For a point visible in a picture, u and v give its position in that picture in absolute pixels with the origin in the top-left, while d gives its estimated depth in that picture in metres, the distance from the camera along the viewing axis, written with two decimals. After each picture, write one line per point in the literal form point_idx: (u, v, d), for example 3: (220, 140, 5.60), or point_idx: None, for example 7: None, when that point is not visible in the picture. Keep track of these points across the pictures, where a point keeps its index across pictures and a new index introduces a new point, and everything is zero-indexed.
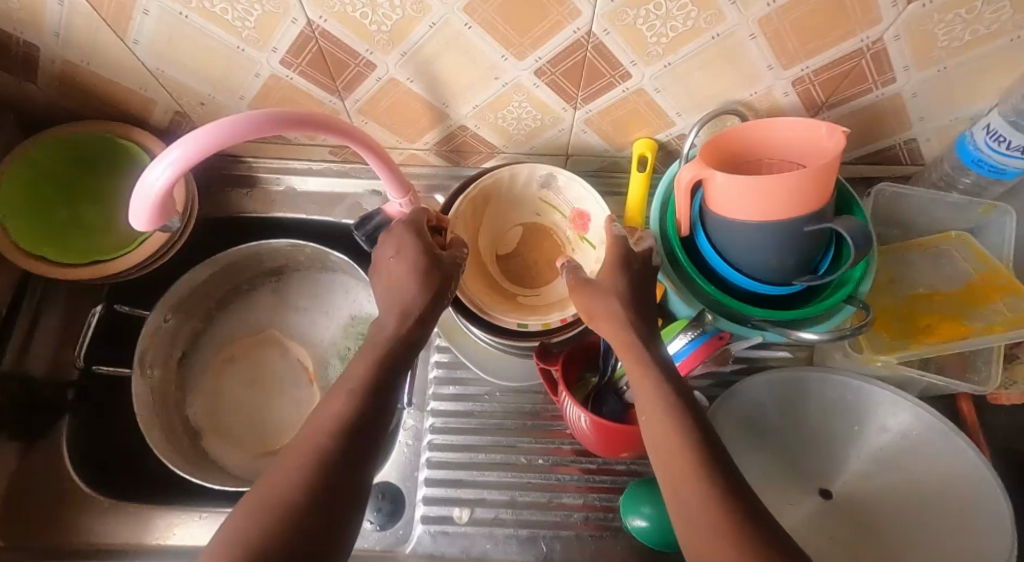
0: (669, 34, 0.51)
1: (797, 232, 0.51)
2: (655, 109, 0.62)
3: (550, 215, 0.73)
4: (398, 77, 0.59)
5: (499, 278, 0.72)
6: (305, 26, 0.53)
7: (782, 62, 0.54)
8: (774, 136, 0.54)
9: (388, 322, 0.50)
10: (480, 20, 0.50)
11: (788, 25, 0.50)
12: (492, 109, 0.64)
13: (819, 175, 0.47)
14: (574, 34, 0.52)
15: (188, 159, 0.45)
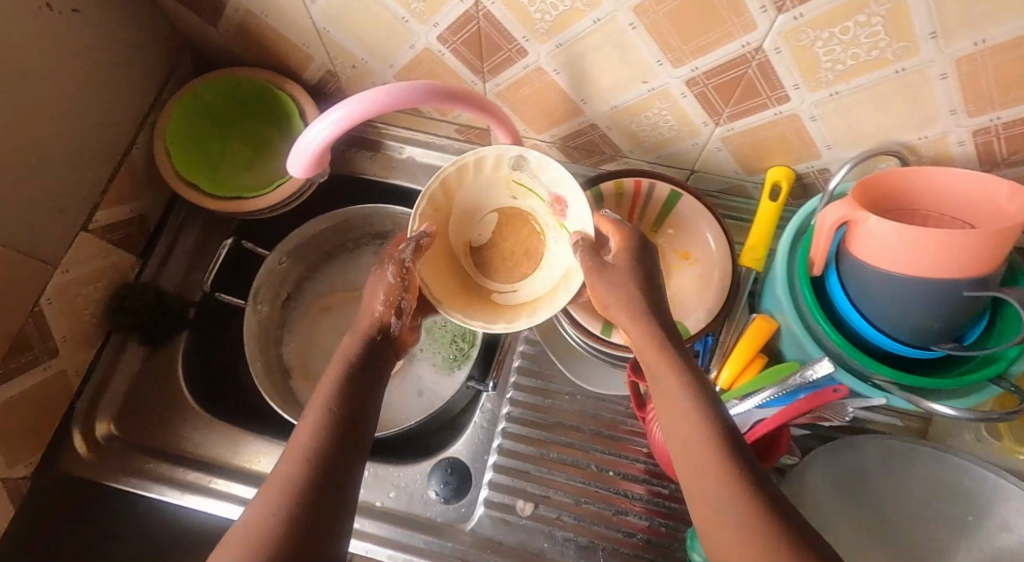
0: (847, 61, 0.48)
1: (957, 296, 0.47)
2: (803, 137, 0.59)
3: (527, 199, 0.66)
4: (546, 68, 0.60)
5: (469, 271, 0.67)
6: (471, 5, 0.54)
7: (968, 108, 0.49)
8: (939, 185, 0.50)
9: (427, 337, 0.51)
10: (648, 23, 0.50)
11: (992, 69, 0.44)
12: (630, 113, 0.64)
13: (1004, 237, 0.43)
14: (741, 48, 0.50)
15: (346, 122, 0.50)
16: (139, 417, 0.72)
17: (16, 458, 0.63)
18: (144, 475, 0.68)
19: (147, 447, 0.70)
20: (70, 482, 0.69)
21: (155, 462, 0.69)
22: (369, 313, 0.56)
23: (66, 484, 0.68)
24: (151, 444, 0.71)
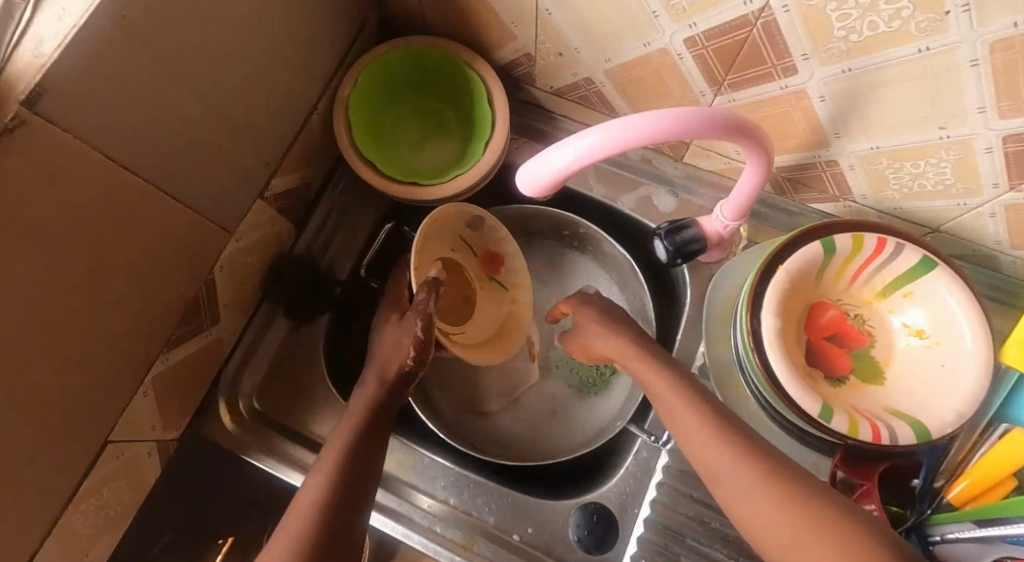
0: (862, 31, 0.40)
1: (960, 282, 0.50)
2: (843, 182, 0.57)
3: (467, 255, 0.66)
4: (599, 83, 0.60)
5: (448, 326, 0.62)
6: (523, 56, 0.61)
7: (1001, 107, 0.40)
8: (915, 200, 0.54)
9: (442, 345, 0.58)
10: (670, 9, 0.46)
11: None
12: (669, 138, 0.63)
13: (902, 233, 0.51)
14: (744, 6, 0.42)
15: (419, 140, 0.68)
16: (282, 388, 0.65)
17: (170, 421, 0.57)
18: (282, 456, 0.62)
19: (280, 424, 0.64)
20: (213, 448, 0.62)
21: (287, 439, 0.63)
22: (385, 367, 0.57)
23: (209, 447, 0.61)
24: (286, 419, 0.64)
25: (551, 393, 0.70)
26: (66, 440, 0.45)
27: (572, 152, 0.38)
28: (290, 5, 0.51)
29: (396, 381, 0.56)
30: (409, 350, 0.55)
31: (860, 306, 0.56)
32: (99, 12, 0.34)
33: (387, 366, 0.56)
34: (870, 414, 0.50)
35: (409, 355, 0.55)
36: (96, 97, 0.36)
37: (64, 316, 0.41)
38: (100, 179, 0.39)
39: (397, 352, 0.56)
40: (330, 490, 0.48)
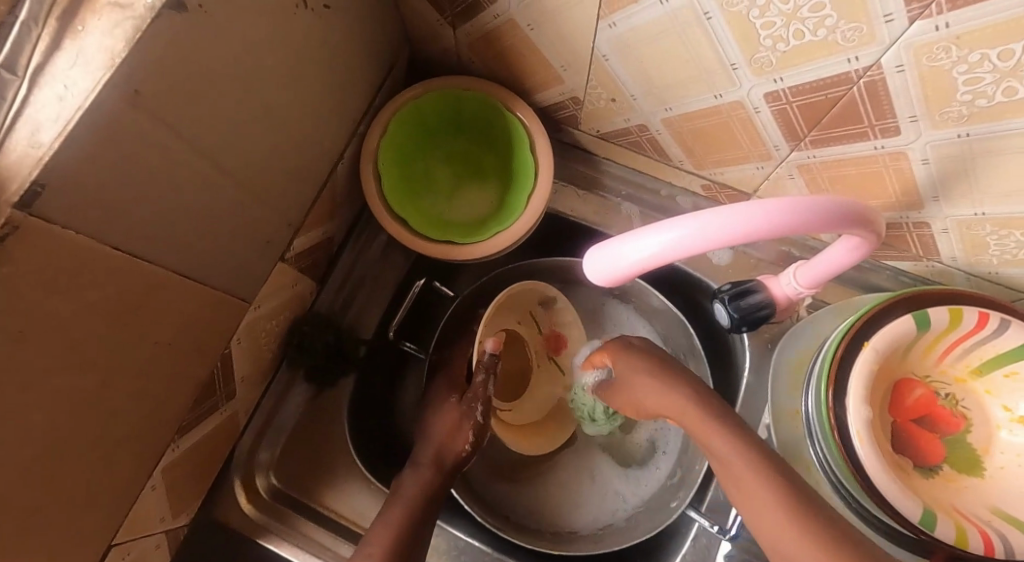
0: (994, 96, 0.34)
1: None
2: (930, 244, 0.51)
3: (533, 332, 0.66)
4: (655, 131, 0.54)
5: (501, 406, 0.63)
6: (570, 99, 0.56)
7: None
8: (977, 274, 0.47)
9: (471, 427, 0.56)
10: (754, 61, 0.40)
11: None
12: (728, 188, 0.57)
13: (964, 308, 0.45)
14: (849, 63, 0.36)
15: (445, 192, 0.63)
16: (303, 460, 0.59)
17: (181, 508, 0.52)
18: (303, 540, 0.56)
19: (301, 503, 0.58)
20: (227, 535, 0.55)
21: (307, 521, 0.57)
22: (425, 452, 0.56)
23: (222, 532, 0.55)
24: (306, 495, 0.59)
25: (596, 466, 0.63)
26: (65, 554, 0.40)
27: (680, 234, 0.33)
28: (319, 52, 0.45)
29: (450, 468, 0.55)
30: (470, 432, 0.56)
31: (951, 385, 0.49)
32: (106, 91, 0.28)
33: (445, 451, 0.55)
34: (974, 517, 0.45)
35: (469, 437, 0.56)
36: (102, 184, 0.31)
37: (65, 428, 0.35)
38: (107, 275, 0.33)
39: (457, 434, 0.56)
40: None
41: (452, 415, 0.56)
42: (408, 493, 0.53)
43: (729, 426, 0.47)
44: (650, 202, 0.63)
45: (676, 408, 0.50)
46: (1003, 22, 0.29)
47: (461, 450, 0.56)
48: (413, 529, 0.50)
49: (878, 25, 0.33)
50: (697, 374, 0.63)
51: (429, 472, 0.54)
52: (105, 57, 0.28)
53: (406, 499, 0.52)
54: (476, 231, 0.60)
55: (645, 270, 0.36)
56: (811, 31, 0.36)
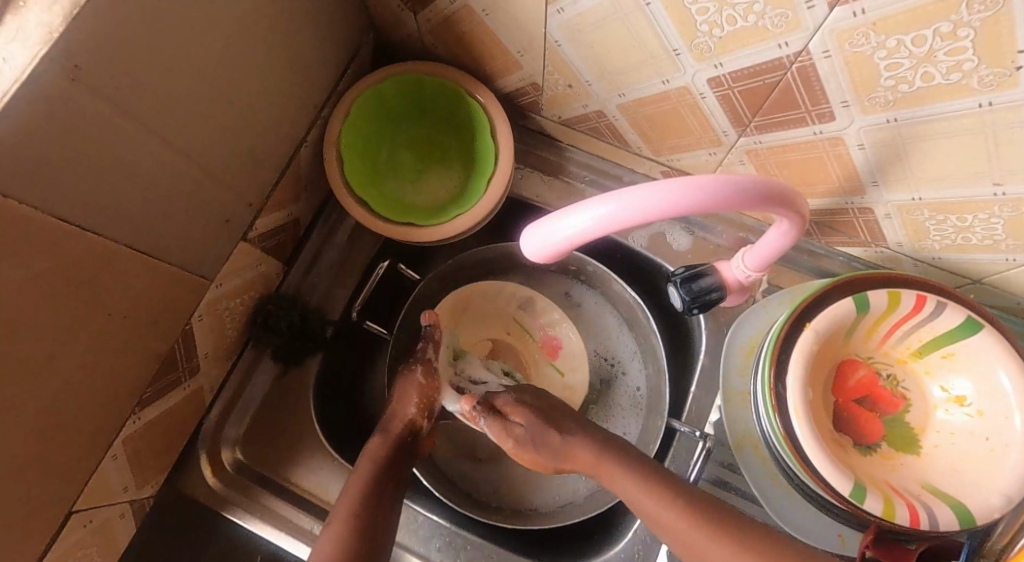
0: (915, 81, 0.35)
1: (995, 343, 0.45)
2: (875, 230, 0.52)
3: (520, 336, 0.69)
4: (611, 116, 0.55)
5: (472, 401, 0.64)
6: (530, 85, 0.57)
7: None
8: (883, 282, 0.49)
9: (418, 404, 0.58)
10: (693, 46, 0.41)
11: None
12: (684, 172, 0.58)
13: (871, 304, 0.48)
14: (780, 49, 0.38)
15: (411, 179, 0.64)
16: (268, 437, 0.61)
17: (146, 479, 0.53)
18: (266, 514, 0.58)
19: (266, 478, 0.59)
20: (193, 507, 0.57)
21: (271, 494, 0.59)
22: (397, 418, 0.57)
23: (188, 504, 0.57)
24: (272, 471, 0.60)
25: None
26: (23, 517, 0.41)
27: (606, 210, 0.34)
28: (274, 34, 0.46)
29: (404, 436, 0.56)
30: (418, 399, 0.58)
31: (893, 365, 0.51)
32: (43, 65, 0.29)
33: (396, 416, 0.57)
34: (904, 491, 0.47)
35: (422, 411, 0.57)
36: (44, 157, 0.32)
37: (17, 394, 0.36)
38: (55, 246, 0.34)
39: (405, 402, 0.58)
40: (348, 535, 0.48)
41: (412, 387, 0.58)
42: (365, 465, 0.53)
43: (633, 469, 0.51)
44: (612, 188, 0.64)
45: (558, 450, 0.55)
46: (911, 7, 0.30)
47: (411, 418, 0.57)
48: (371, 493, 0.51)
49: (801, 11, 0.34)
50: (655, 356, 0.64)
51: (383, 443, 0.55)
52: (43, 32, 0.29)
53: (365, 469, 0.53)
54: (438, 215, 0.61)
55: (581, 245, 0.37)
56: (742, 17, 0.37)
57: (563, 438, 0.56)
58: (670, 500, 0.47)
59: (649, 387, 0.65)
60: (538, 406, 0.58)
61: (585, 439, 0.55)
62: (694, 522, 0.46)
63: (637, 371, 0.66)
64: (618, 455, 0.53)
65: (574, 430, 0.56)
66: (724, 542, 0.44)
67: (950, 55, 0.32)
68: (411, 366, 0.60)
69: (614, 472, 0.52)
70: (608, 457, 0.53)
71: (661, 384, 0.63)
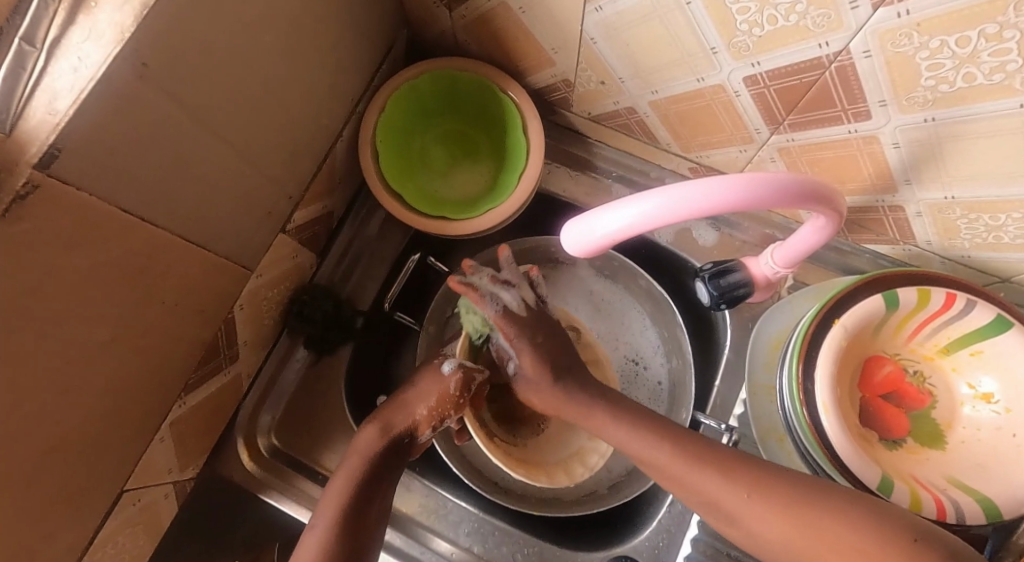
0: (956, 82, 0.35)
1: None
2: (904, 228, 0.52)
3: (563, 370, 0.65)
4: (641, 112, 0.56)
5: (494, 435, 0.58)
6: (562, 81, 0.58)
7: None
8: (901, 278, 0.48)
9: (429, 396, 0.55)
10: (731, 46, 0.42)
11: None
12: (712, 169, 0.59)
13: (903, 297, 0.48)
14: (819, 49, 0.38)
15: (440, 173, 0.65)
16: (301, 423, 0.62)
17: (188, 461, 0.55)
18: (301, 497, 0.59)
19: (300, 463, 0.61)
20: (230, 489, 0.59)
21: (305, 479, 0.60)
22: (406, 415, 0.55)
23: (226, 486, 0.59)
24: (305, 456, 0.62)
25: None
26: (80, 494, 0.43)
27: (634, 210, 0.35)
28: (318, 31, 0.47)
29: (399, 437, 0.54)
30: (431, 405, 0.54)
31: (920, 362, 0.52)
32: (116, 63, 0.31)
33: (400, 415, 0.55)
34: (930, 485, 0.47)
35: (430, 420, 0.54)
36: (112, 151, 0.33)
37: (80, 376, 0.38)
38: (118, 236, 0.36)
39: (420, 404, 0.55)
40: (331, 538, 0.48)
41: (434, 390, 0.55)
42: (355, 460, 0.52)
43: (633, 420, 0.52)
44: (639, 184, 0.64)
45: (560, 406, 0.54)
46: (957, 9, 0.31)
47: (416, 423, 0.54)
48: (357, 498, 0.50)
49: (845, 11, 0.35)
50: (680, 350, 0.65)
51: (379, 437, 0.53)
52: (116, 32, 0.31)
53: (353, 467, 0.52)
54: (468, 208, 0.62)
55: (619, 241, 0.38)
56: (784, 17, 0.37)
57: (557, 387, 0.54)
58: (658, 443, 0.50)
59: (674, 380, 0.66)
60: (549, 362, 0.54)
61: (575, 391, 0.54)
62: (689, 461, 0.48)
63: (660, 364, 0.67)
64: (612, 408, 0.53)
65: (573, 389, 0.54)
66: (714, 470, 0.47)
67: (994, 56, 0.32)
68: (452, 369, 0.55)
69: (603, 419, 0.53)
70: (601, 408, 0.53)
71: (686, 379, 0.64)
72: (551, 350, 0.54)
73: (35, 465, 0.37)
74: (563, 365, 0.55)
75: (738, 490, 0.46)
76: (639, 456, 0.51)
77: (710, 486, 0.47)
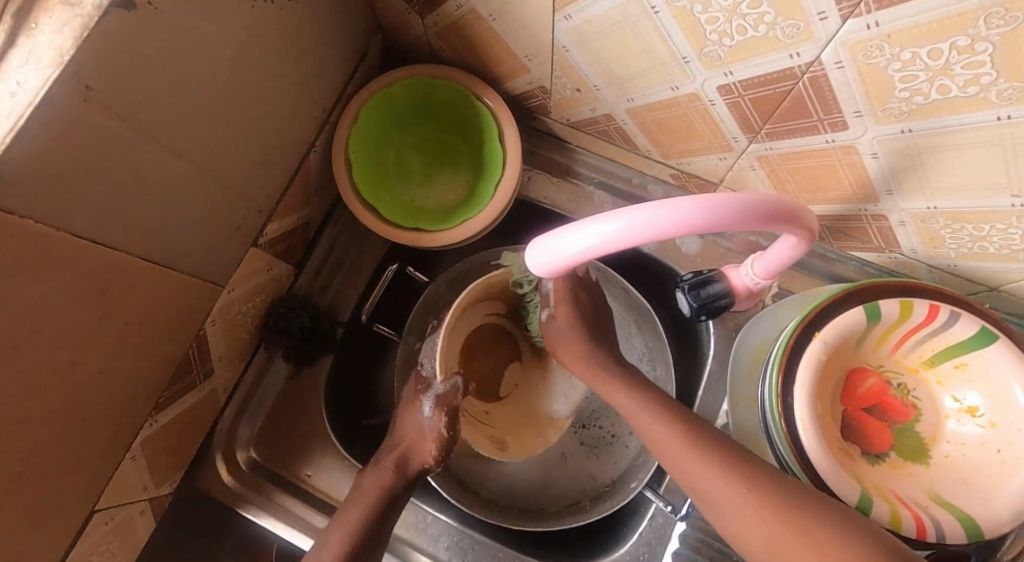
0: (931, 94, 0.34)
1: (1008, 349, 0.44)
2: (889, 237, 0.51)
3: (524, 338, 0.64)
4: (619, 118, 0.55)
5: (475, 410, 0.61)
6: (539, 88, 0.56)
7: None
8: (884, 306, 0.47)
9: (427, 443, 0.55)
10: (702, 55, 0.40)
11: None
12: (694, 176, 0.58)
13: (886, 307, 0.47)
14: (790, 60, 0.37)
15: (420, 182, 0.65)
16: (281, 436, 0.62)
17: (164, 478, 0.55)
18: (279, 511, 0.59)
19: (279, 477, 0.61)
20: (208, 504, 0.59)
21: (284, 492, 0.60)
22: (411, 455, 0.55)
23: (206, 502, 0.59)
24: (284, 470, 0.61)
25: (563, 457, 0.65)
26: (47, 517, 0.42)
27: (620, 227, 0.34)
28: (282, 43, 0.46)
29: (413, 477, 0.55)
30: (434, 446, 0.55)
31: (904, 374, 0.51)
32: (56, 87, 0.30)
33: (409, 458, 0.55)
34: (912, 502, 0.46)
35: (439, 455, 0.54)
36: (57, 177, 0.32)
37: (38, 402, 0.37)
38: (70, 261, 0.35)
39: (423, 445, 0.55)
40: None
41: (433, 434, 0.55)
42: (371, 492, 0.53)
43: (633, 389, 0.54)
44: (622, 191, 0.63)
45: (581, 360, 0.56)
46: (927, 21, 0.29)
47: (427, 463, 0.55)
48: (365, 533, 0.51)
49: (813, 22, 0.33)
50: (664, 359, 0.65)
51: (395, 470, 0.54)
52: (55, 55, 0.30)
53: (358, 507, 0.52)
54: (446, 218, 0.61)
55: (584, 261, 0.37)
56: (752, 27, 0.36)
57: (586, 343, 0.56)
58: (663, 424, 0.50)
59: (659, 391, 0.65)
60: (587, 315, 0.56)
61: (600, 351, 0.56)
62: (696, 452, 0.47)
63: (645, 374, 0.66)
64: (625, 377, 0.55)
65: (596, 353, 0.56)
66: (710, 465, 0.46)
67: (968, 68, 0.31)
68: (433, 412, 0.55)
69: (616, 386, 0.54)
70: (615, 370, 0.55)
71: (670, 387, 0.64)
72: (591, 307, 0.57)
73: None
74: (596, 323, 0.57)
75: (727, 482, 0.45)
76: (647, 436, 0.51)
77: (711, 479, 0.46)
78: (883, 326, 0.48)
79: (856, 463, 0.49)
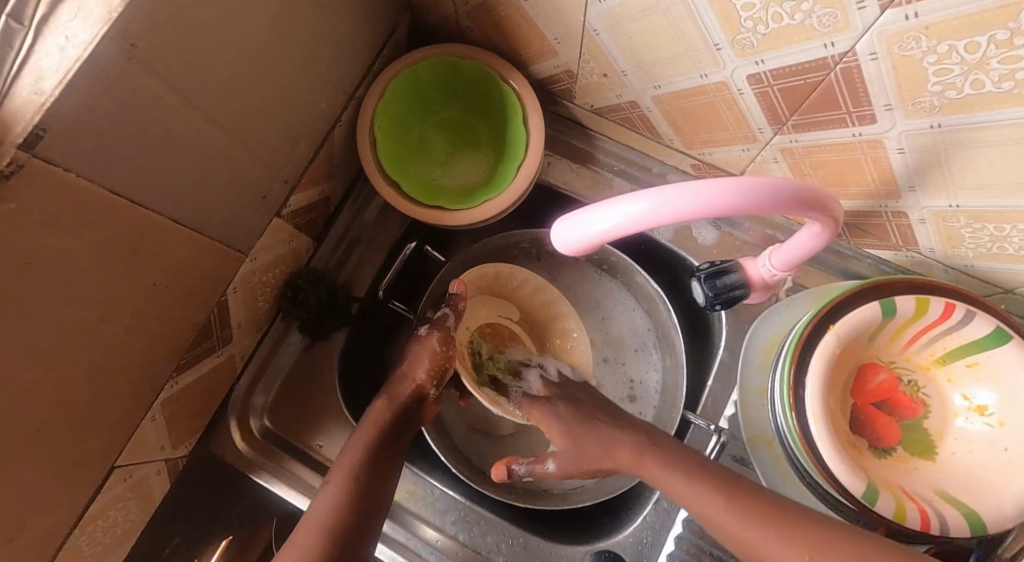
0: (965, 89, 0.34)
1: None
2: (907, 236, 0.51)
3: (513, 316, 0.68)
4: (643, 106, 0.55)
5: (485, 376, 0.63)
6: (566, 72, 0.57)
7: None
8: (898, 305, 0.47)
9: (422, 368, 0.57)
10: (734, 42, 0.41)
11: None
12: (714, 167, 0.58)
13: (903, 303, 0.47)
14: (824, 49, 0.37)
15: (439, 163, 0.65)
16: (294, 406, 0.63)
17: (181, 440, 0.56)
18: (292, 479, 0.60)
19: (292, 446, 0.62)
20: (221, 468, 0.60)
21: (296, 462, 0.61)
22: (408, 379, 0.57)
23: (219, 466, 0.60)
24: (296, 439, 0.62)
25: None
26: (70, 469, 0.43)
27: (647, 205, 0.35)
28: (316, 13, 0.47)
29: (409, 402, 0.57)
30: (429, 366, 0.57)
31: (915, 372, 0.51)
32: (103, 44, 0.31)
33: (406, 378, 0.57)
34: (916, 495, 0.47)
35: (433, 378, 0.57)
36: (101, 134, 0.33)
37: (70, 355, 0.38)
38: (108, 218, 0.36)
39: (415, 367, 0.57)
40: (343, 502, 0.49)
41: (425, 353, 0.57)
42: (369, 427, 0.54)
43: (667, 458, 0.52)
44: (641, 179, 0.63)
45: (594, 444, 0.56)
46: (968, 13, 0.30)
47: (420, 385, 0.57)
48: (365, 474, 0.51)
49: (851, 11, 0.33)
50: (673, 348, 0.66)
51: (387, 405, 0.56)
52: (103, 12, 0.30)
53: (365, 433, 0.54)
54: (465, 199, 0.61)
55: (612, 240, 0.37)
56: (789, 15, 0.36)
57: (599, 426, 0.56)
58: (708, 495, 0.48)
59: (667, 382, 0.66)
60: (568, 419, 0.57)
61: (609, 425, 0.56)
62: (747, 517, 0.46)
63: (653, 370, 0.67)
64: (659, 451, 0.53)
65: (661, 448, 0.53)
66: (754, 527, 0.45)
67: (1004, 63, 0.31)
68: (430, 333, 0.59)
69: (649, 464, 0.53)
70: (649, 453, 0.53)
71: (676, 376, 0.65)
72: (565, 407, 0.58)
73: (23, 442, 0.38)
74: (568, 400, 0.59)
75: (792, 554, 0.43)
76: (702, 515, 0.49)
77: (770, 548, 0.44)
78: (895, 326, 0.49)
79: (862, 459, 0.49)
